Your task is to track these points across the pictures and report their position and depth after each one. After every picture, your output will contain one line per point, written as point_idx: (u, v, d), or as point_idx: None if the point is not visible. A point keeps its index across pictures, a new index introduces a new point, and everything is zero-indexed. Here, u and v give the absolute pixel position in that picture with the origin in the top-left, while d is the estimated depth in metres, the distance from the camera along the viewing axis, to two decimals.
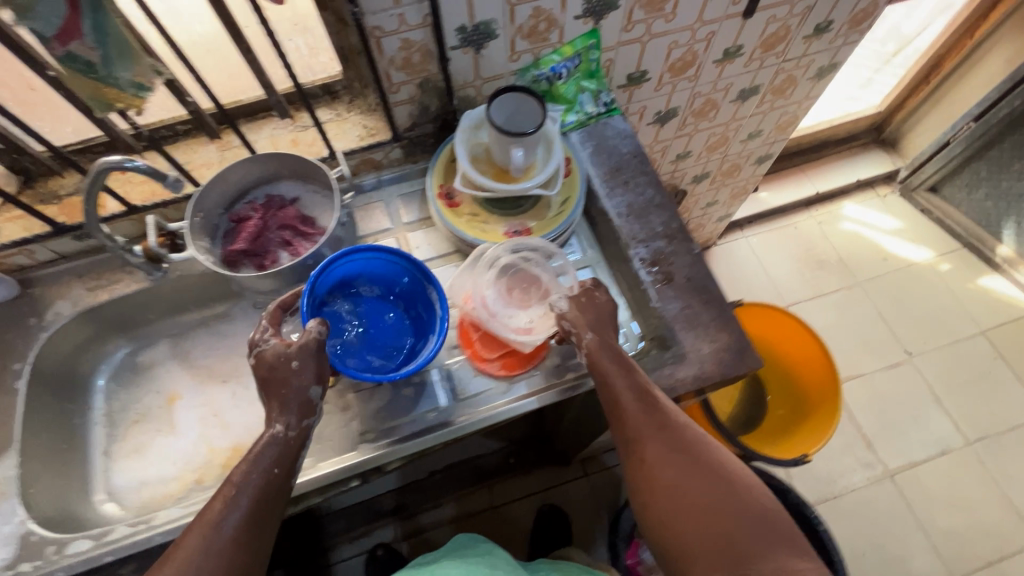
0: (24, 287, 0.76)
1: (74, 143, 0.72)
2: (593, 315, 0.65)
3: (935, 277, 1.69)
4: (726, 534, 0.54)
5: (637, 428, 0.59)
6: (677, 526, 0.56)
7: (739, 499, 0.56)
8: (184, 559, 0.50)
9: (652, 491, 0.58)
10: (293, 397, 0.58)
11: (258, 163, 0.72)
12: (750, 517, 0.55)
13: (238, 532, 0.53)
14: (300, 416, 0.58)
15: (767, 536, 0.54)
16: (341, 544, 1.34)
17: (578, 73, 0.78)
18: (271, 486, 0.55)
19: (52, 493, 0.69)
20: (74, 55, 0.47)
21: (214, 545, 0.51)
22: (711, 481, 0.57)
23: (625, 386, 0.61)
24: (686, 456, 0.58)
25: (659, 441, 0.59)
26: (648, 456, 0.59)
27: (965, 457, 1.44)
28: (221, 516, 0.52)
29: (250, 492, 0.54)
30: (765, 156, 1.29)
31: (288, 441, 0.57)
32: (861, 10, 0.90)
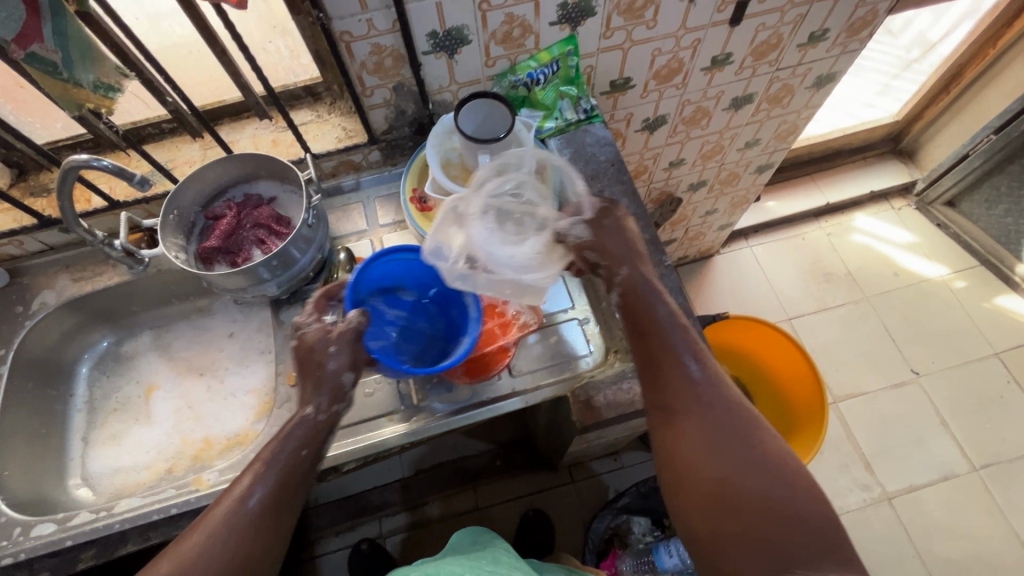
0: (15, 275, 0.79)
1: (64, 138, 0.75)
2: (625, 253, 0.63)
3: (948, 295, 1.62)
4: (766, 529, 0.48)
5: (676, 400, 0.56)
6: (710, 512, 0.51)
7: (782, 495, 0.49)
8: (211, 526, 0.52)
9: (686, 472, 0.53)
10: (326, 381, 0.59)
11: (233, 162, 0.73)
12: (797, 516, 0.48)
13: (263, 508, 0.53)
14: (331, 400, 0.59)
15: (809, 541, 0.47)
16: (326, 538, 1.33)
17: (556, 79, 0.76)
18: (297, 468, 0.56)
19: (28, 475, 0.72)
20: (36, 56, 0.49)
21: (241, 519, 0.52)
22: (753, 468, 0.51)
23: (669, 352, 0.58)
24: (728, 440, 0.53)
25: (699, 418, 0.55)
26: (685, 432, 0.55)
27: (969, 483, 1.38)
28: (249, 489, 0.54)
29: (277, 469, 0.55)
30: (766, 165, 1.26)
31: (318, 423, 0.58)
32: (858, 18, 0.86)
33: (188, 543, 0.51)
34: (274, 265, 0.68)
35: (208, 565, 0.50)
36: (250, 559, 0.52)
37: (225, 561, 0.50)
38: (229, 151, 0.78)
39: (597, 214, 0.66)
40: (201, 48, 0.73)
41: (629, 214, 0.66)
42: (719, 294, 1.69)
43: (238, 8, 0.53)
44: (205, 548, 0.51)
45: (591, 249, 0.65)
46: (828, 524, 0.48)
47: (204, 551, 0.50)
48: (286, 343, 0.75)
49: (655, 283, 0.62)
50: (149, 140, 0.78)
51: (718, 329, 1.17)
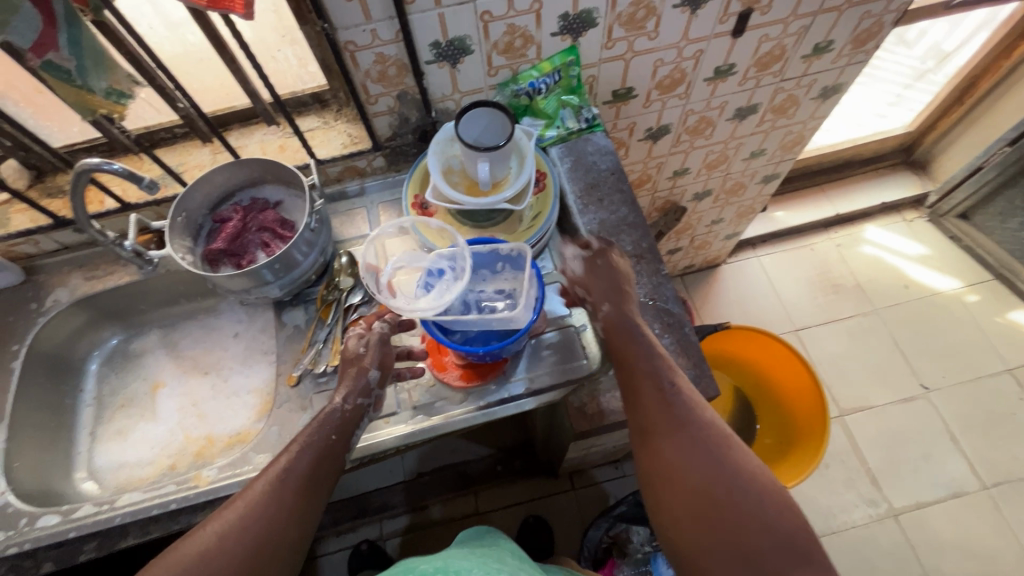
0: (30, 273, 0.82)
1: (81, 141, 0.78)
2: (609, 286, 0.66)
3: (960, 309, 1.60)
4: (740, 541, 0.49)
5: (651, 419, 0.58)
6: (687, 526, 0.52)
7: (755, 507, 0.51)
8: (252, 497, 0.55)
9: (664, 488, 0.55)
10: (357, 377, 0.65)
11: (241, 167, 0.75)
12: (770, 526, 0.50)
13: (298, 484, 0.57)
14: (356, 394, 0.64)
15: (784, 549, 0.48)
16: (327, 538, 1.34)
17: (558, 88, 0.77)
18: (330, 451, 0.60)
19: (37, 467, 0.74)
20: (53, 64, 0.51)
21: (280, 490, 0.56)
22: (726, 482, 0.52)
23: (644, 374, 0.60)
24: (703, 455, 0.54)
25: (674, 436, 0.56)
26: (662, 449, 0.56)
27: (978, 501, 1.35)
28: (287, 465, 0.57)
29: (311, 450, 0.59)
30: (772, 175, 1.25)
31: (344, 412, 0.63)
32: (863, 30, 0.86)
33: (229, 512, 0.53)
34: (277, 268, 0.70)
35: (249, 530, 0.53)
36: (286, 531, 0.55)
37: (265, 527, 0.53)
38: (237, 156, 0.80)
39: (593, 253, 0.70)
40: (211, 57, 0.75)
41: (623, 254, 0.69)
42: (725, 304, 1.68)
43: (246, 19, 0.54)
44: (246, 515, 0.53)
45: (580, 287, 0.69)
46: (801, 533, 0.50)
47: (246, 519, 0.53)
48: (288, 344, 0.76)
49: (637, 313, 0.65)
50: (162, 143, 0.81)
51: (718, 339, 1.19)
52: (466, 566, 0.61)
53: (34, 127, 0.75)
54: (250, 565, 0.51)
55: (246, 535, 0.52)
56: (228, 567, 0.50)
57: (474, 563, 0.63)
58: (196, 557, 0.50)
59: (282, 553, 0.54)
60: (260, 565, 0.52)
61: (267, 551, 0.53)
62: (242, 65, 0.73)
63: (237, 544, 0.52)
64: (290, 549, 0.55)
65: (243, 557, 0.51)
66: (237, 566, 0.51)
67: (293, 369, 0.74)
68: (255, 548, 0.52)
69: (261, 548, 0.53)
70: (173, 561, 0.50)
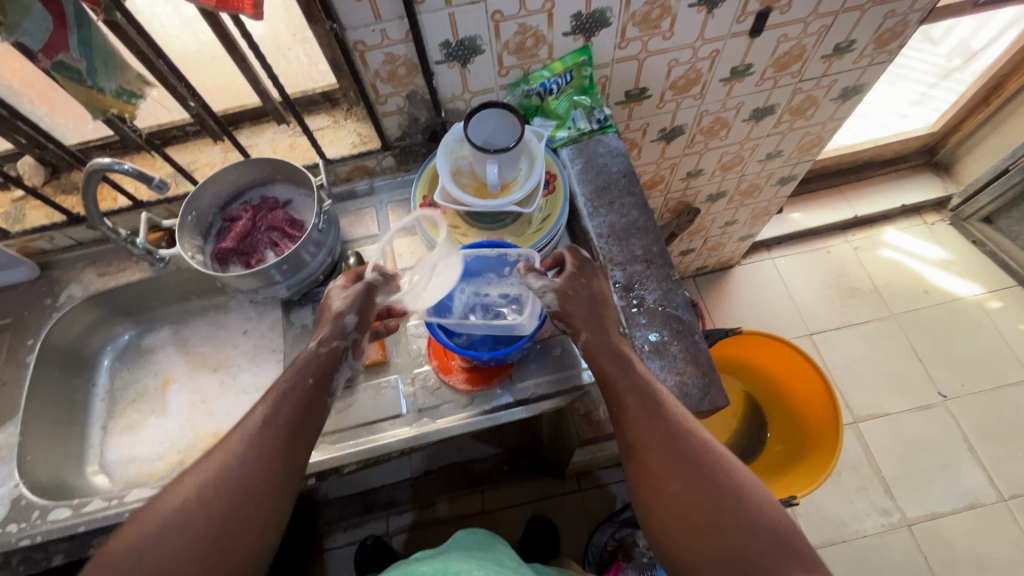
0: (46, 268, 0.83)
1: (95, 138, 0.79)
2: (585, 315, 0.62)
3: (981, 315, 1.55)
4: (734, 550, 0.50)
5: (636, 433, 0.57)
6: (681, 540, 0.52)
7: (745, 515, 0.51)
8: (231, 447, 0.55)
9: (654, 501, 0.54)
10: (331, 324, 0.63)
11: (251, 166, 0.75)
12: (763, 533, 0.50)
13: (278, 432, 0.56)
14: (332, 337, 0.63)
15: (776, 553, 0.49)
16: (334, 532, 1.35)
17: (570, 89, 0.76)
18: (308, 394, 0.59)
19: (50, 460, 0.75)
20: (63, 64, 0.52)
21: (258, 440, 0.55)
22: (716, 493, 0.52)
23: (626, 386, 0.59)
24: (690, 466, 0.54)
25: (658, 449, 0.55)
26: (649, 463, 0.56)
27: (996, 513, 1.32)
28: (266, 414, 0.57)
29: (289, 398, 0.58)
30: (788, 177, 1.23)
31: (321, 355, 0.62)
32: (887, 29, 0.84)
33: (208, 464, 0.54)
34: (286, 268, 0.70)
35: (226, 482, 0.53)
36: (267, 478, 0.54)
37: (245, 477, 0.53)
38: (247, 155, 0.80)
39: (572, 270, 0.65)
40: (221, 56, 0.75)
41: (604, 280, 0.66)
42: (737, 307, 1.66)
43: (255, 19, 0.54)
44: (225, 467, 0.54)
45: (559, 317, 0.64)
46: (792, 535, 0.50)
47: (225, 469, 0.53)
48: (295, 343, 0.76)
49: (616, 342, 0.62)
50: (174, 142, 0.81)
51: (728, 344, 1.17)
52: (467, 567, 0.61)
53: (49, 124, 0.76)
54: (230, 516, 0.52)
55: (224, 487, 0.52)
56: (206, 520, 0.51)
57: (474, 566, 0.62)
58: (174, 511, 0.51)
59: (266, 501, 0.54)
60: (242, 514, 0.52)
61: (248, 501, 0.53)
62: (252, 65, 0.73)
63: (216, 497, 0.52)
64: (276, 496, 0.54)
65: (222, 509, 0.51)
66: (216, 518, 0.51)
67: None
68: (234, 499, 0.52)
69: (241, 499, 0.52)
70: (149, 520, 0.51)
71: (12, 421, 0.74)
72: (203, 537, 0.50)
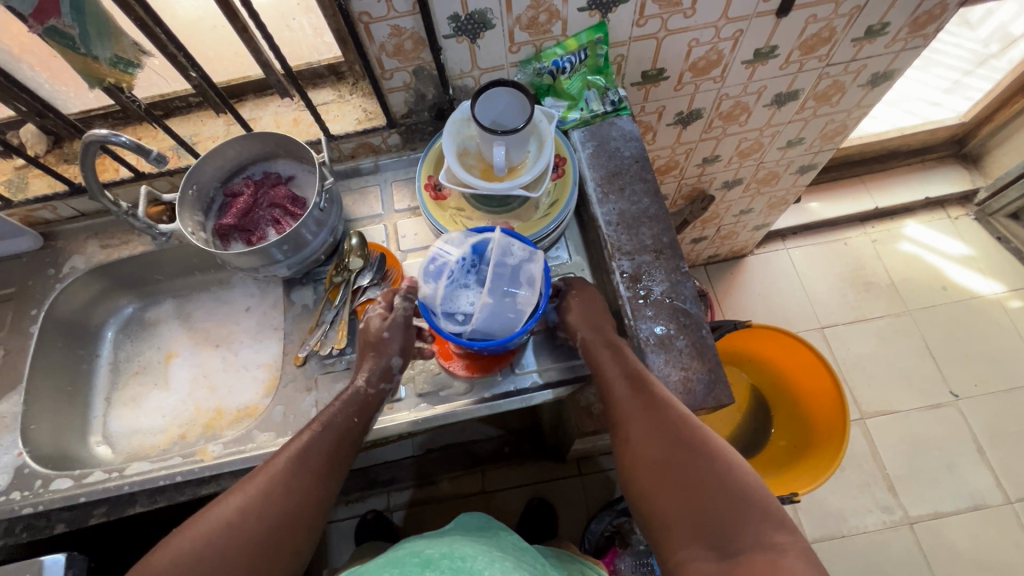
0: (49, 239, 0.83)
1: (97, 108, 0.77)
2: (584, 310, 0.67)
3: (1000, 314, 1.51)
4: (707, 510, 0.53)
5: (622, 411, 0.60)
6: (662, 506, 0.55)
7: (725, 484, 0.54)
8: (272, 473, 0.56)
9: (638, 472, 0.58)
10: (378, 362, 0.63)
11: (254, 140, 0.73)
12: (734, 492, 0.54)
13: (318, 466, 0.58)
14: (379, 377, 0.63)
15: (750, 517, 0.52)
16: (336, 506, 1.36)
17: (583, 68, 0.73)
18: (351, 432, 0.60)
19: (54, 430, 0.76)
20: (55, 29, 0.54)
21: (301, 470, 0.57)
22: (694, 460, 0.56)
23: (614, 367, 0.62)
24: (672, 438, 0.56)
25: (643, 423, 0.58)
26: (635, 437, 0.59)
27: (1002, 516, 1.30)
28: (307, 443, 0.58)
29: (332, 432, 0.59)
30: (809, 166, 1.18)
31: (367, 396, 0.62)
32: (924, 11, 0.78)
33: (251, 487, 0.55)
34: (287, 248, 0.69)
35: (271, 513, 0.54)
36: (307, 514, 0.56)
37: (286, 507, 0.55)
38: (250, 129, 0.78)
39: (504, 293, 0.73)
40: (222, 25, 0.73)
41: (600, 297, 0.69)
42: (748, 296, 1.62)
43: None
44: (267, 494, 0.55)
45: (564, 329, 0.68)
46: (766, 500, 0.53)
47: (264, 496, 0.55)
48: (296, 322, 0.75)
49: (611, 332, 0.65)
50: (176, 113, 0.80)
51: (736, 337, 1.15)
52: (472, 553, 0.59)
53: (50, 92, 0.74)
54: (263, 550, 0.53)
55: (266, 514, 0.54)
56: (240, 547, 0.52)
57: (480, 551, 0.60)
58: (214, 535, 0.52)
59: (299, 534, 0.55)
60: (274, 545, 0.54)
61: (284, 533, 0.54)
62: (255, 35, 0.71)
63: (255, 524, 0.53)
64: (310, 526, 0.56)
65: (262, 537, 0.53)
66: (254, 545, 0.53)
67: (300, 349, 0.73)
68: (273, 529, 0.54)
69: (281, 530, 0.54)
70: (191, 536, 0.52)
71: (15, 391, 0.74)
72: (241, 562, 0.52)
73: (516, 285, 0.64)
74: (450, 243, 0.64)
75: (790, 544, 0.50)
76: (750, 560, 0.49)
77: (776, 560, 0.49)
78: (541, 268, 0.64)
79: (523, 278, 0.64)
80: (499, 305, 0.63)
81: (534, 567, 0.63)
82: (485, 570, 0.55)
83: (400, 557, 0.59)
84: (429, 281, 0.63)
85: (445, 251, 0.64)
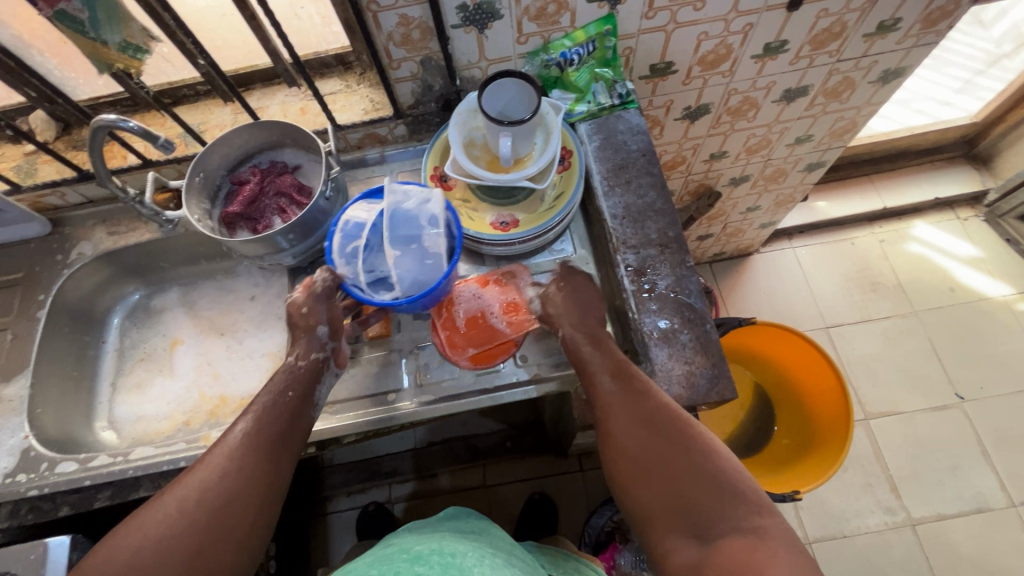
0: (57, 225, 0.84)
1: (105, 96, 0.78)
2: (571, 305, 0.67)
3: (1009, 317, 1.50)
4: (685, 496, 0.53)
5: (604, 403, 0.60)
6: (643, 497, 0.55)
7: (705, 471, 0.53)
8: (210, 460, 0.54)
9: (620, 464, 0.57)
10: (305, 337, 0.63)
11: (261, 129, 0.73)
12: (714, 479, 0.53)
13: (262, 443, 0.56)
14: (307, 348, 0.62)
15: (730, 503, 0.51)
16: (338, 496, 1.37)
17: (591, 60, 0.73)
18: (287, 408, 0.59)
19: (60, 414, 0.77)
20: (64, 13, 0.55)
21: (245, 449, 0.55)
22: (673, 449, 0.55)
23: (596, 361, 0.63)
24: (649, 428, 0.56)
25: (623, 415, 0.58)
26: (613, 429, 0.59)
27: (1005, 519, 1.29)
28: (248, 425, 0.57)
29: (272, 411, 0.58)
30: (817, 164, 1.17)
31: (298, 370, 0.61)
32: (937, 8, 0.78)
33: (190, 476, 0.53)
34: (292, 236, 0.69)
35: (212, 496, 0.52)
36: (254, 494, 0.54)
37: (227, 490, 0.53)
38: (257, 118, 0.78)
39: (496, 280, 0.73)
40: (229, 14, 0.73)
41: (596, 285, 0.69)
42: (753, 295, 1.62)
43: None
44: (207, 480, 0.53)
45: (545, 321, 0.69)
46: (746, 485, 0.53)
47: (204, 482, 0.53)
48: None
49: (595, 325, 0.66)
50: (184, 101, 0.80)
51: (742, 334, 1.14)
52: (464, 549, 0.59)
53: (59, 78, 0.74)
54: (207, 534, 0.50)
55: (208, 497, 0.52)
56: (180, 534, 0.50)
57: (472, 547, 0.60)
58: (152, 527, 0.50)
59: (246, 517, 0.53)
60: (218, 529, 0.51)
61: (230, 515, 0.52)
62: (263, 23, 0.71)
63: (196, 508, 0.51)
64: (259, 507, 0.54)
65: (206, 517, 0.51)
66: (201, 527, 0.50)
67: None
68: (219, 510, 0.52)
69: (225, 513, 0.52)
70: (131, 532, 0.50)
71: (22, 375, 0.75)
72: (188, 545, 0.49)
73: (419, 230, 0.64)
74: (352, 218, 0.65)
75: (771, 527, 0.49)
76: (730, 543, 0.49)
77: (755, 542, 0.48)
78: (441, 206, 0.65)
79: (425, 221, 0.64)
80: (411, 255, 0.64)
81: (523, 562, 0.63)
82: (475, 567, 0.55)
83: (392, 553, 0.60)
84: (343, 258, 0.64)
85: (346, 228, 0.65)
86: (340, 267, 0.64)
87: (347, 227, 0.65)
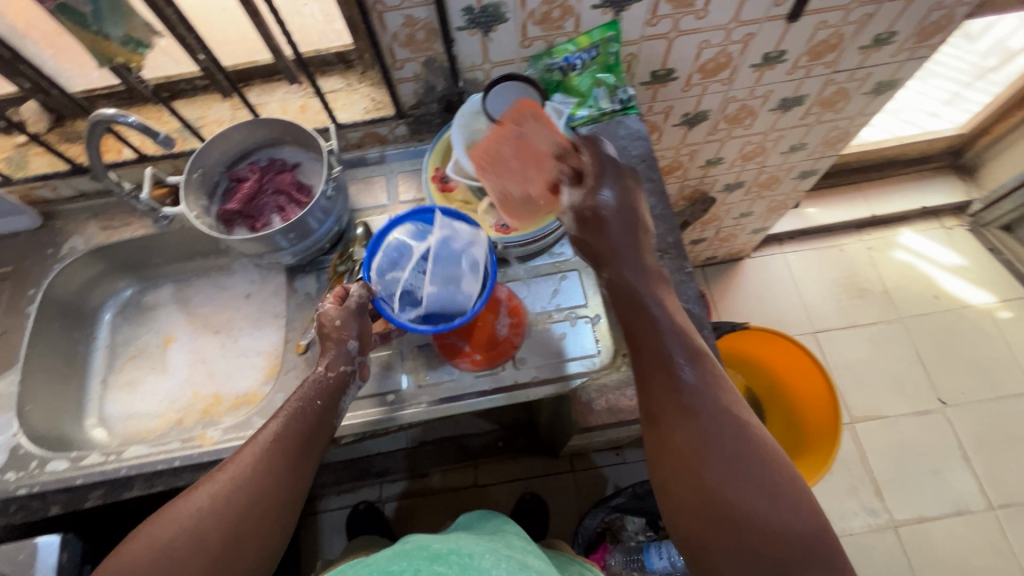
0: (48, 218, 0.82)
1: (100, 88, 0.77)
2: (619, 242, 0.67)
3: (989, 324, 1.54)
4: (743, 527, 0.51)
5: (660, 405, 0.58)
6: (696, 520, 0.53)
7: (770, 509, 0.51)
8: (238, 462, 0.55)
9: (673, 480, 0.55)
10: (336, 352, 0.62)
11: (261, 126, 0.72)
12: (781, 521, 0.51)
13: (285, 450, 0.57)
14: (339, 360, 0.62)
15: (796, 550, 0.50)
16: (328, 496, 1.37)
17: (594, 65, 0.72)
18: (315, 417, 0.59)
19: (49, 412, 0.75)
20: (66, 6, 0.54)
21: (270, 454, 0.56)
22: (739, 481, 0.53)
23: (658, 352, 0.60)
24: (714, 451, 0.54)
25: (684, 427, 0.56)
26: (670, 440, 0.56)
27: (982, 521, 1.33)
28: (276, 430, 0.58)
29: (299, 418, 0.59)
30: (810, 171, 1.19)
31: (327, 381, 0.61)
32: (930, 22, 0.79)
33: (217, 478, 0.54)
34: (292, 236, 0.68)
35: (239, 500, 0.53)
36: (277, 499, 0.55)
37: (251, 495, 0.54)
38: (257, 114, 0.78)
39: (514, 143, 0.68)
40: (231, 10, 0.72)
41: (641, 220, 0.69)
42: (742, 299, 1.64)
43: None
44: (235, 482, 0.54)
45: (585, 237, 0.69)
46: (817, 536, 0.51)
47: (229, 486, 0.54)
48: (298, 310, 0.75)
49: (646, 281, 0.65)
50: (182, 95, 0.79)
51: (736, 338, 1.16)
52: (480, 551, 0.59)
53: (54, 69, 0.73)
54: (231, 537, 0.52)
55: (234, 500, 0.53)
56: (206, 536, 0.51)
57: (487, 548, 0.61)
58: (180, 525, 0.51)
59: (267, 521, 0.54)
60: (241, 533, 0.52)
61: (254, 519, 0.53)
62: (265, 19, 0.70)
63: (223, 512, 0.52)
64: (279, 512, 0.55)
65: (229, 521, 0.52)
66: (225, 531, 0.52)
67: (302, 338, 0.73)
68: (242, 514, 0.53)
69: (249, 517, 0.53)
70: (160, 526, 0.51)
71: (11, 371, 0.74)
72: (213, 546, 0.51)
73: (459, 271, 0.62)
74: (398, 239, 0.65)
75: None
76: None
77: None
78: (484, 253, 0.63)
79: (465, 264, 0.63)
80: (446, 294, 0.62)
81: (536, 561, 0.64)
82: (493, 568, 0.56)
83: (408, 550, 0.60)
84: (380, 276, 0.65)
85: (389, 248, 0.65)
86: (375, 282, 0.65)
87: (390, 247, 0.65)
